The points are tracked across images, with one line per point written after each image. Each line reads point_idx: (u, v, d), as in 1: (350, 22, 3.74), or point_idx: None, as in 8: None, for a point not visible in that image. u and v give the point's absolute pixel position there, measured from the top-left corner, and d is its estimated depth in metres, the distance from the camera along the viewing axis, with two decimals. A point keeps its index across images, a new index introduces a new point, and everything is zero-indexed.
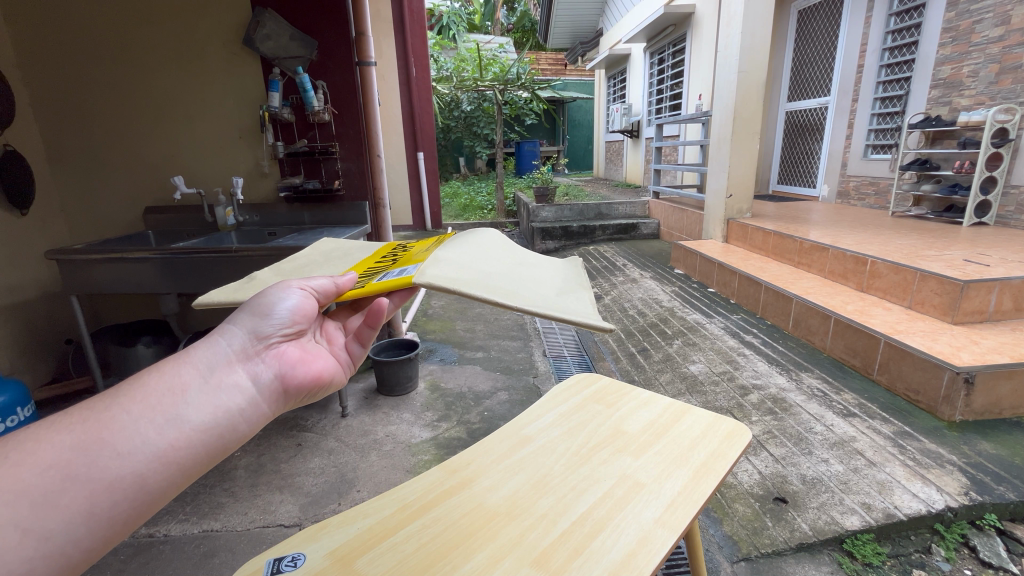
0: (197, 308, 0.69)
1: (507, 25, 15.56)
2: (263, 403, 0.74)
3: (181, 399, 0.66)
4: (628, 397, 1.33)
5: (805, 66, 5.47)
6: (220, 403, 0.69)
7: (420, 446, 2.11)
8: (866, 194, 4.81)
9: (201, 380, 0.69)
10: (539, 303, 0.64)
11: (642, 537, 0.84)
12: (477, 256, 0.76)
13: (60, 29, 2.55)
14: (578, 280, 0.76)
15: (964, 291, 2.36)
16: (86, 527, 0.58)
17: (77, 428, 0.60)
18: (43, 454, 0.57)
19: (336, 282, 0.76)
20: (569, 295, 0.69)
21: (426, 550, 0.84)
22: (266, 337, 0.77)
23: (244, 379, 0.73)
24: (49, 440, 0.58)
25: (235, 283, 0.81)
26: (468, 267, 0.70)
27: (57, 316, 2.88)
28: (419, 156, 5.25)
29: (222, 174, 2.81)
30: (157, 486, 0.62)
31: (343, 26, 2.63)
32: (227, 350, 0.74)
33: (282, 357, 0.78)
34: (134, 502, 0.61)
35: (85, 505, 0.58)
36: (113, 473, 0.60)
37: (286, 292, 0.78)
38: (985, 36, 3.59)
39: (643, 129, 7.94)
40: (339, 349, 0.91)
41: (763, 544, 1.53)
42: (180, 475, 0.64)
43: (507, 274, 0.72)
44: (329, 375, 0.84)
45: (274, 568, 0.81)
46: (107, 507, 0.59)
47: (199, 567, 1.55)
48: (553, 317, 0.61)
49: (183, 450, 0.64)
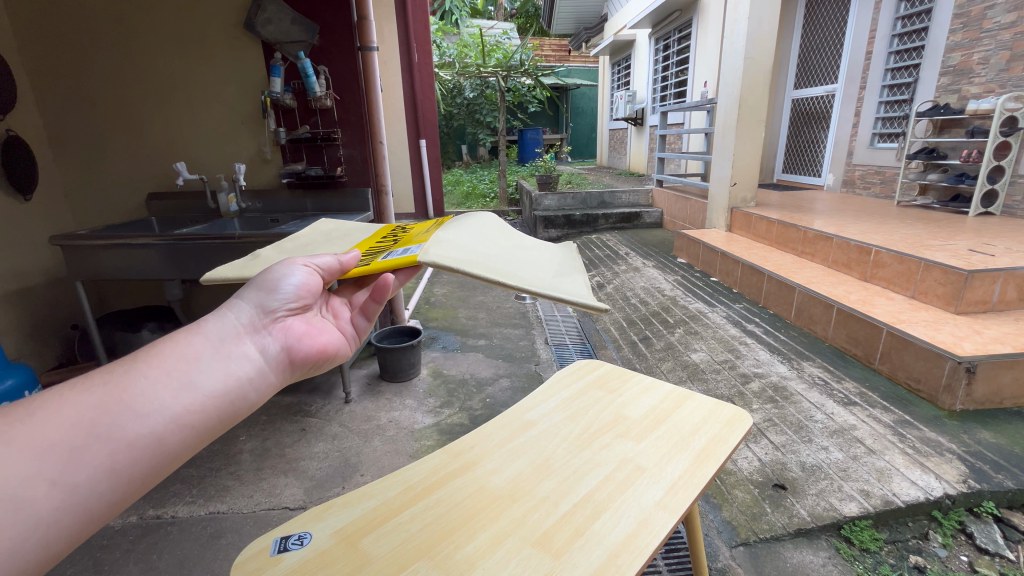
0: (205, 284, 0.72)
1: (510, 10, 15.25)
2: (271, 372, 0.75)
3: (194, 366, 0.67)
4: (631, 383, 1.34)
5: (814, 53, 5.36)
6: (231, 372, 0.70)
7: (422, 432, 2.13)
8: (871, 183, 4.77)
9: (212, 350, 0.70)
10: (538, 284, 0.64)
11: (642, 519, 0.86)
12: (477, 238, 0.76)
13: (61, 14, 2.53)
14: (575, 263, 0.77)
15: (968, 281, 2.35)
16: (108, 483, 0.59)
17: (98, 389, 0.61)
18: (66, 413, 0.58)
19: (340, 260, 0.79)
20: (566, 279, 0.69)
21: (430, 530, 0.85)
22: (272, 312, 0.78)
23: (252, 350, 0.74)
24: (71, 400, 0.59)
25: (240, 261, 0.82)
26: (469, 247, 0.70)
27: (61, 301, 2.89)
28: (420, 142, 5.22)
29: (224, 161, 2.80)
30: (174, 447, 0.63)
31: (344, 9, 2.59)
32: (236, 322, 0.75)
33: (289, 330, 0.78)
34: (153, 462, 0.62)
35: (108, 462, 0.59)
36: (133, 432, 0.60)
37: (291, 268, 0.80)
38: (997, 22, 3.53)
39: (647, 116, 7.84)
40: (345, 323, 0.92)
41: (761, 529, 1.55)
42: (195, 437, 0.65)
43: (506, 256, 0.72)
44: (333, 349, 0.85)
45: (280, 546, 0.82)
46: (128, 465, 0.60)
47: (206, 548, 1.58)
48: (553, 296, 0.61)
49: (197, 414, 0.65)
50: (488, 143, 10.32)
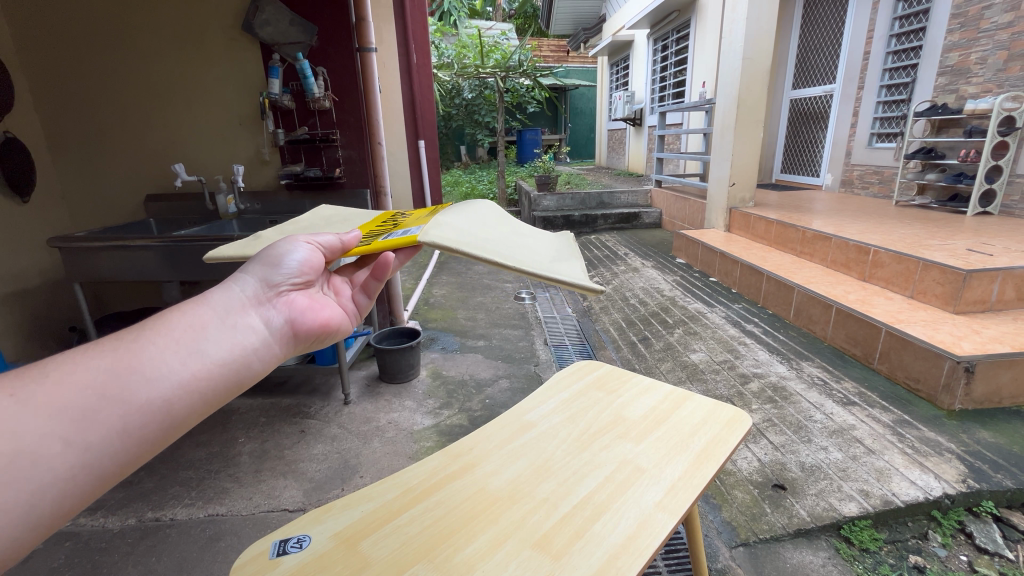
0: (208, 261, 0.75)
1: (508, 11, 15.26)
2: (275, 344, 0.75)
3: (201, 335, 0.67)
4: (630, 384, 1.34)
5: (813, 53, 5.37)
6: (237, 341, 0.70)
7: (422, 433, 2.13)
8: (870, 182, 4.78)
9: (218, 320, 0.70)
10: (536, 266, 0.64)
11: (642, 520, 0.86)
12: (476, 223, 0.77)
13: (60, 15, 2.53)
14: (573, 249, 0.77)
15: (966, 281, 2.36)
16: (120, 444, 0.59)
17: (109, 354, 0.61)
18: (79, 375, 0.58)
19: (341, 239, 0.81)
20: (565, 262, 0.69)
21: (429, 533, 0.85)
22: (276, 285, 0.78)
23: (257, 322, 0.73)
24: (83, 363, 0.59)
25: (241, 241, 0.84)
26: (468, 230, 0.71)
27: (60, 303, 2.89)
28: (418, 143, 5.22)
29: (223, 162, 2.79)
30: (182, 412, 0.63)
31: (342, 10, 2.59)
32: (241, 295, 0.74)
33: (293, 304, 0.78)
34: (162, 425, 0.62)
35: (119, 424, 0.59)
36: (143, 395, 0.60)
37: (294, 246, 0.81)
38: (994, 22, 3.54)
39: (646, 117, 7.85)
40: (346, 301, 0.93)
41: (761, 530, 1.55)
42: (202, 403, 0.65)
43: (505, 240, 0.73)
44: (335, 324, 0.85)
45: (279, 549, 0.82)
46: (139, 426, 0.60)
47: (205, 550, 1.57)
48: (550, 280, 0.61)
49: (205, 380, 0.65)
50: (487, 144, 10.32)
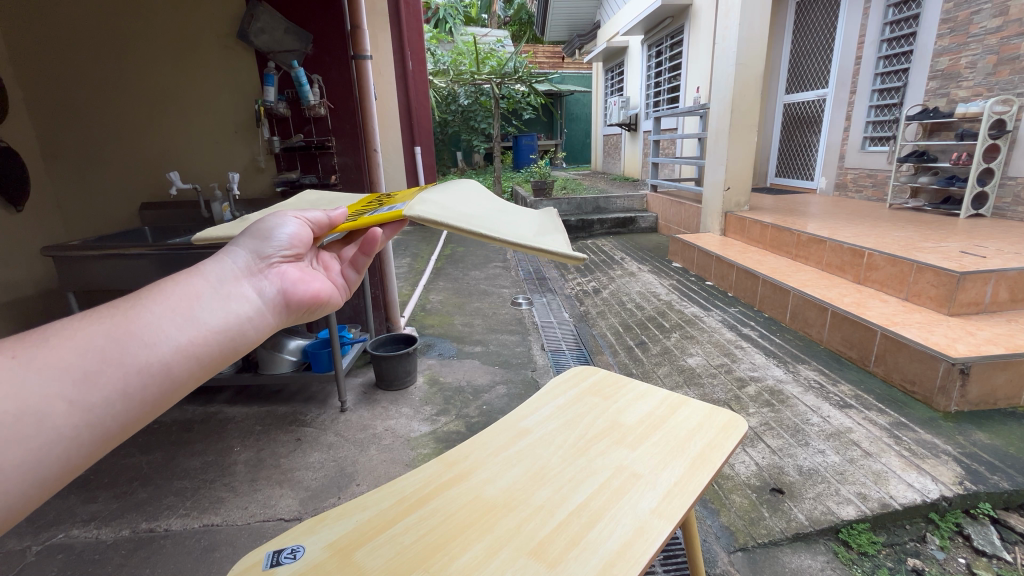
0: (196, 243, 0.85)
1: (505, 18, 15.38)
2: (268, 314, 0.74)
3: (196, 303, 0.67)
4: (626, 388, 1.34)
5: (804, 58, 5.42)
6: (231, 310, 0.69)
7: (419, 440, 2.12)
8: (864, 186, 4.82)
9: (212, 290, 0.70)
10: (519, 236, 0.66)
11: (638, 527, 0.85)
12: (461, 200, 0.78)
13: (56, 26, 2.53)
14: (555, 221, 0.78)
15: (959, 283, 2.37)
16: (122, 405, 0.59)
17: (107, 320, 0.61)
18: (78, 340, 0.58)
19: (329, 217, 0.85)
20: (547, 233, 0.71)
21: (425, 542, 0.84)
22: (268, 257, 0.78)
23: (251, 292, 0.73)
24: (82, 329, 0.59)
25: (232, 225, 0.91)
26: (453, 206, 0.72)
27: (52, 312, 2.86)
28: (415, 150, 5.23)
29: (217, 170, 2.79)
30: (180, 376, 0.63)
31: (336, 17, 2.59)
32: (234, 266, 0.74)
33: (285, 276, 0.78)
34: (161, 388, 0.62)
35: (121, 385, 0.59)
36: (143, 358, 0.61)
37: (284, 221, 0.81)
38: (984, 27, 3.59)
39: (641, 122, 7.90)
40: (336, 276, 0.93)
41: (759, 535, 1.54)
42: (199, 368, 0.65)
43: (488, 215, 0.74)
44: (326, 296, 0.85)
45: (272, 560, 0.81)
46: (138, 389, 0.60)
47: (200, 561, 1.56)
48: (530, 248, 0.63)
49: (201, 346, 0.65)
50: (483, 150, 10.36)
